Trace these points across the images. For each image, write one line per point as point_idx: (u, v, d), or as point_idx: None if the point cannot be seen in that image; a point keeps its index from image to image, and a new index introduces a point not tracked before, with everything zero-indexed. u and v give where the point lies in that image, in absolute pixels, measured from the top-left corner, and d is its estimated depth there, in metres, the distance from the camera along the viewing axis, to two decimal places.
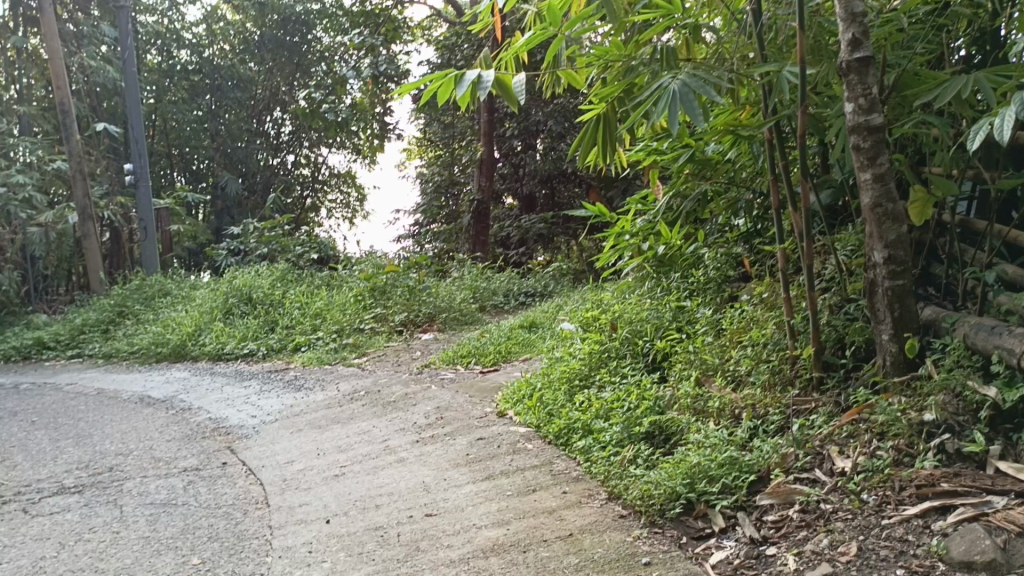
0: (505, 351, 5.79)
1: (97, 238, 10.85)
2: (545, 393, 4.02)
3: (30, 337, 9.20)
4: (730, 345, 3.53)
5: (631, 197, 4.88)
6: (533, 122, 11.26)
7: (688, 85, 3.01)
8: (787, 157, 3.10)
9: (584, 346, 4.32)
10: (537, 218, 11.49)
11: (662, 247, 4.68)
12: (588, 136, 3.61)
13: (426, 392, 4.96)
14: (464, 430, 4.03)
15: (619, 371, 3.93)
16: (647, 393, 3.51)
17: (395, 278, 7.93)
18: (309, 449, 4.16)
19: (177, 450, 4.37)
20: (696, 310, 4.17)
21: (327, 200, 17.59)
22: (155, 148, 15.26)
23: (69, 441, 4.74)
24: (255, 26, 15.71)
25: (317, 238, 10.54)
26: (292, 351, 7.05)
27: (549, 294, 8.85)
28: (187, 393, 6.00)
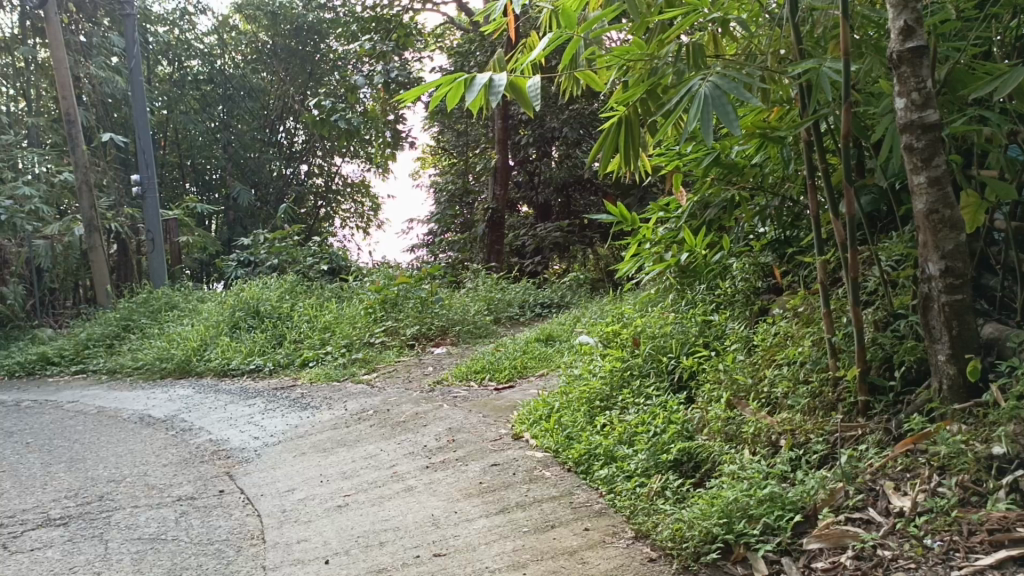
0: (521, 366, 5.53)
1: (103, 251, 10.74)
2: (564, 415, 3.75)
3: (35, 353, 9.11)
4: (763, 364, 3.26)
5: (652, 204, 4.65)
6: (547, 129, 11.01)
7: (720, 88, 2.75)
8: (827, 159, 2.82)
9: (604, 363, 4.06)
10: (553, 226, 11.23)
11: (685, 256, 4.43)
12: (611, 141, 3.25)
13: (437, 412, 4.70)
14: (476, 454, 3.76)
15: (642, 391, 3.66)
16: (674, 416, 3.24)
17: (407, 289, 7.66)
18: (312, 475, 3.93)
19: (173, 476, 4.23)
20: (724, 325, 3.89)
21: (342, 210, 17.33)
22: (166, 158, 15.16)
23: (61, 466, 4.58)
24: (267, 36, 15.74)
25: (328, 249, 10.35)
26: (300, 366, 6.83)
27: (566, 304, 8.57)
28: (189, 413, 5.82)
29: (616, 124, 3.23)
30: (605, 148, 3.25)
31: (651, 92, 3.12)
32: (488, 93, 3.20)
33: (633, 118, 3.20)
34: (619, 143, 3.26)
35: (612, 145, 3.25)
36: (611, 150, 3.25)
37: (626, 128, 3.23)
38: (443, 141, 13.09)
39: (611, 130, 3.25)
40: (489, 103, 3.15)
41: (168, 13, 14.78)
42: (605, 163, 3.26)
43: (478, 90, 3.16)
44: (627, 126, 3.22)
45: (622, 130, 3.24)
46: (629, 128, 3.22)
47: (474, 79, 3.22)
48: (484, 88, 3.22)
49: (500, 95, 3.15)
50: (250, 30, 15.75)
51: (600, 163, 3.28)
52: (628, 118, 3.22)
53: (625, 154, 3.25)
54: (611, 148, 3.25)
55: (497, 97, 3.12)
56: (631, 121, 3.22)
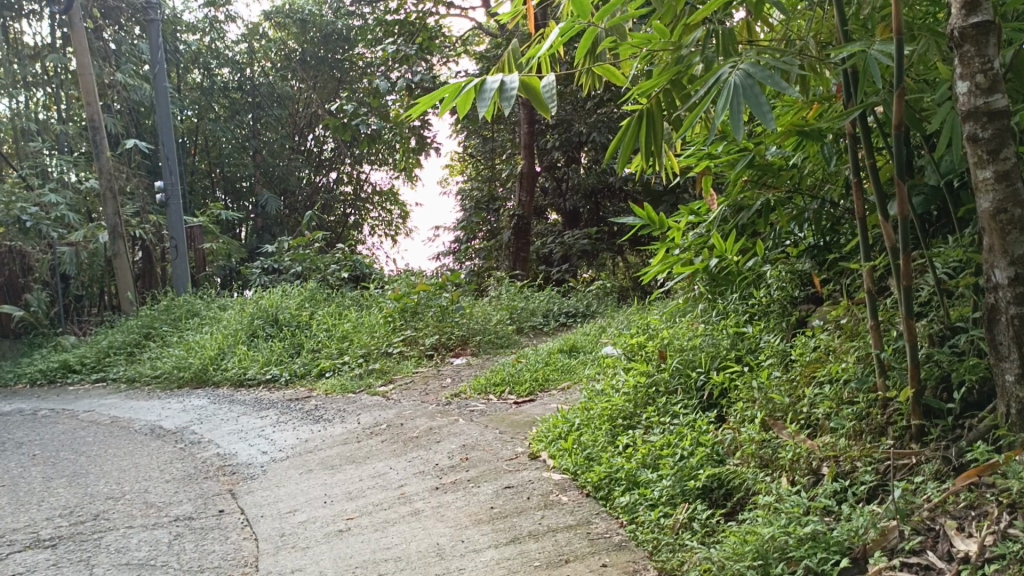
0: (542, 378, 5.27)
1: (127, 258, 10.65)
2: (585, 434, 3.48)
3: (57, 360, 9.03)
4: (802, 382, 2.96)
5: (681, 207, 4.36)
6: (575, 133, 10.75)
7: (751, 77, 2.41)
8: (876, 154, 2.52)
9: (629, 377, 3.78)
10: (581, 233, 10.95)
11: (716, 262, 4.13)
12: (629, 137, 2.93)
13: (452, 427, 4.45)
14: (489, 475, 3.50)
15: (669, 410, 3.38)
16: (704, 438, 2.96)
17: (427, 297, 7.41)
18: (317, 495, 3.69)
19: (174, 493, 4.00)
20: (759, 337, 3.60)
21: (370, 218, 17.17)
22: (196, 166, 15.09)
23: (62, 480, 4.39)
24: (297, 44, 15.38)
25: (352, 256, 10.16)
26: (316, 376, 6.62)
27: (592, 314, 8.28)
28: (200, 425, 5.62)
29: (635, 118, 2.93)
30: (624, 145, 2.94)
31: (675, 83, 2.82)
32: (499, 99, 2.94)
33: (655, 113, 2.90)
34: (639, 139, 2.94)
35: (630, 141, 2.92)
36: (629, 146, 2.93)
37: (646, 122, 2.92)
38: (470, 148, 12.88)
39: (631, 125, 2.94)
40: (499, 111, 2.88)
41: (198, 21, 14.72)
42: (624, 163, 2.95)
43: (487, 97, 2.89)
44: (648, 120, 2.91)
45: (642, 123, 2.93)
46: (650, 121, 2.91)
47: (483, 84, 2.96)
48: (495, 93, 2.96)
49: (511, 101, 2.88)
50: (279, 37, 15.42)
51: (619, 162, 2.98)
52: (650, 111, 2.91)
53: (646, 152, 2.93)
54: (630, 145, 2.94)
55: (507, 105, 2.85)
56: (653, 114, 2.91)
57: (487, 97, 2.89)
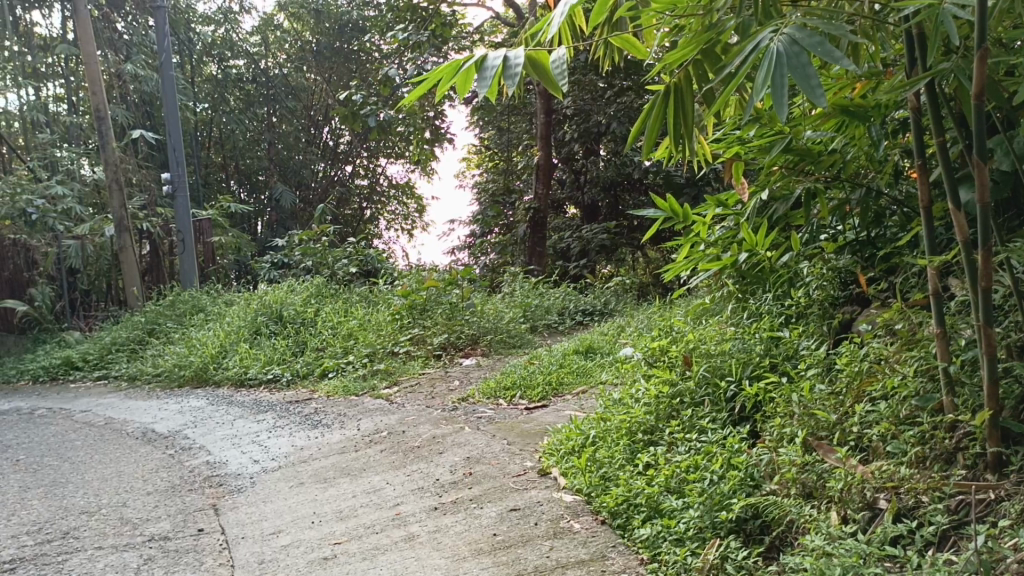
0: (555, 382, 4.92)
1: (134, 252, 10.39)
2: (600, 450, 3.11)
3: (59, 357, 8.81)
4: (849, 397, 2.60)
5: (709, 198, 4.00)
6: (594, 124, 10.39)
7: (798, 43, 1.99)
8: (945, 132, 2.13)
9: (651, 384, 3.41)
10: (599, 228, 10.55)
11: (745, 258, 3.70)
12: (655, 116, 2.54)
13: (456, 436, 4.10)
14: (494, 494, 3.15)
15: (694, 423, 3.01)
16: (735, 459, 2.59)
17: (436, 294, 7.08)
18: (305, 513, 3.36)
19: (153, 508, 3.67)
20: (796, 343, 3.22)
21: (386, 212, 16.92)
22: (210, 160, 14.82)
23: (38, 491, 4.09)
24: (312, 35, 15.10)
25: (363, 250, 9.83)
26: (319, 376, 6.30)
27: (610, 312, 7.92)
28: (193, 428, 5.32)
29: (661, 95, 2.54)
30: (648, 125, 2.55)
31: (707, 52, 2.44)
32: (503, 76, 2.58)
33: (684, 86, 2.51)
34: (666, 118, 2.56)
35: (656, 120, 2.53)
36: (655, 126, 2.54)
37: (674, 98, 2.53)
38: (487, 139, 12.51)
39: (656, 102, 2.56)
40: (503, 91, 2.52)
41: (214, 13, 14.37)
42: (649, 146, 2.56)
43: (488, 76, 2.54)
44: (676, 96, 2.53)
45: (669, 100, 2.54)
46: (678, 97, 2.52)
47: (484, 61, 2.61)
48: (499, 71, 2.61)
49: (516, 79, 2.52)
50: (295, 28, 15.22)
51: (643, 144, 2.59)
52: (677, 86, 2.53)
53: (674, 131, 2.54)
54: (656, 125, 2.55)
55: (511, 83, 2.49)
56: (682, 90, 2.52)
57: (488, 76, 2.53)
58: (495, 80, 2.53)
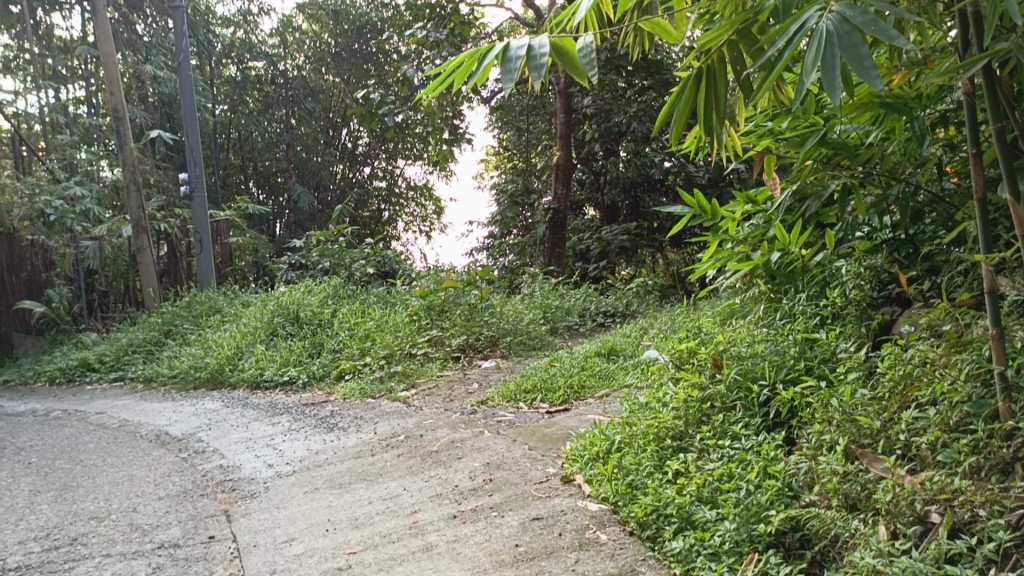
0: (578, 385, 4.77)
1: (151, 252, 10.34)
2: (626, 457, 2.97)
3: (76, 358, 8.77)
4: (894, 403, 2.47)
5: (737, 193, 3.86)
6: (614, 123, 10.24)
7: (849, 21, 1.85)
8: (1006, 116, 1.99)
9: (679, 388, 3.26)
10: (620, 229, 10.40)
11: (778, 256, 3.56)
12: (685, 100, 2.41)
13: (475, 441, 3.97)
14: (515, 502, 3.02)
15: (726, 429, 2.87)
16: (772, 467, 2.46)
17: (455, 295, 6.97)
18: (318, 520, 3.24)
19: (164, 514, 3.57)
20: (833, 345, 3.07)
21: (404, 214, 16.84)
22: (229, 161, 14.80)
23: (48, 495, 4.00)
24: (330, 36, 15.12)
25: (381, 251, 9.72)
26: (336, 378, 6.20)
27: (632, 313, 7.76)
28: (208, 431, 5.23)
29: (692, 79, 2.40)
30: (678, 110, 2.43)
31: (744, 34, 2.31)
32: (527, 66, 2.46)
33: (718, 68, 2.37)
34: (698, 103, 2.42)
35: (687, 105, 2.40)
36: (686, 111, 2.42)
37: (706, 81, 2.39)
38: (505, 140, 12.39)
39: (687, 86, 2.42)
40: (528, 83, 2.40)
41: (232, 14, 14.42)
42: (679, 133, 2.44)
43: (512, 67, 2.40)
44: (708, 79, 2.39)
45: (700, 84, 2.40)
46: (711, 80, 2.39)
47: (507, 50, 2.47)
48: (522, 61, 2.48)
49: (542, 70, 2.39)
50: (313, 30, 15.17)
51: (673, 131, 2.47)
52: (709, 68, 2.39)
53: (706, 117, 2.41)
54: (687, 110, 2.42)
55: (538, 76, 2.37)
56: (716, 73, 2.38)
57: (513, 66, 2.40)
58: (520, 72, 2.39)
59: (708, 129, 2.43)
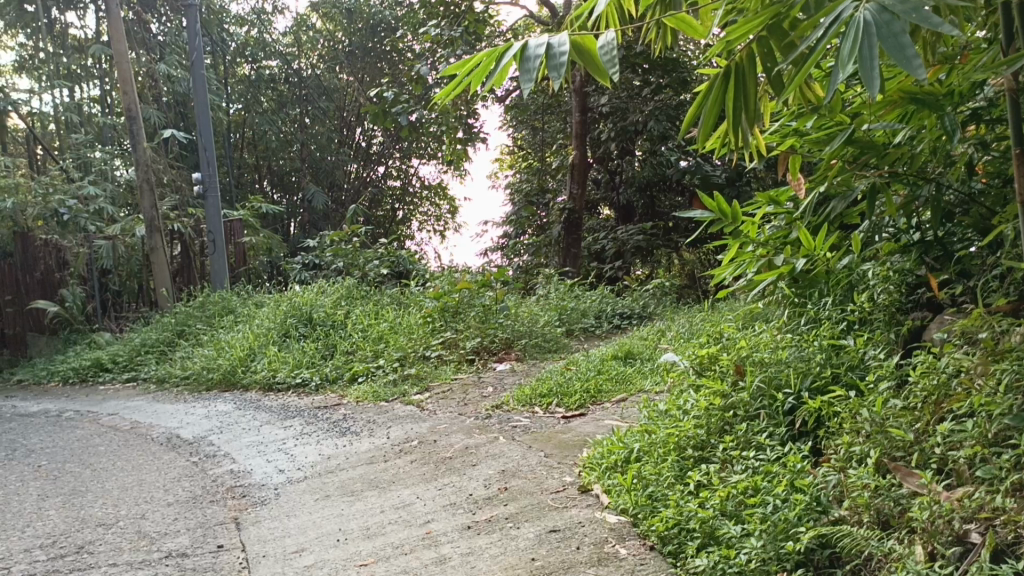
0: (595, 390, 4.68)
1: (165, 252, 10.31)
2: (646, 467, 2.87)
3: (90, 358, 8.74)
4: (928, 413, 2.38)
5: (760, 194, 3.76)
6: (629, 122, 10.04)
7: (889, 9, 1.74)
8: None
9: (700, 395, 3.16)
10: (635, 229, 10.28)
11: (802, 260, 3.46)
12: (713, 99, 2.31)
13: (490, 447, 3.88)
14: (531, 513, 2.93)
15: (750, 439, 2.77)
16: (800, 481, 2.36)
17: (469, 296, 6.88)
18: (329, 529, 3.16)
19: (172, 521, 3.50)
20: (862, 351, 2.98)
21: (419, 213, 16.78)
22: (244, 161, 14.78)
23: (57, 500, 3.94)
24: (344, 35, 15.06)
25: (395, 252, 9.65)
26: (348, 381, 6.12)
27: (648, 315, 7.65)
28: (219, 435, 5.16)
29: (720, 77, 2.30)
30: (706, 109, 2.33)
31: (774, 28, 2.21)
32: (546, 66, 2.35)
33: (746, 66, 2.27)
34: (726, 101, 2.32)
35: (714, 106, 2.31)
36: (713, 112, 2.32)
37: (734, 80, 2.29)
38: (520, 139, 12.28)
39: (714, 85, 2.32)
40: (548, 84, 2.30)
41: (246, 13, 14.39)
42: (706, 134, 2.34)
43: (530, 67, 2.30)
44: (736, 76, 2.29)
45: (729, 83, 2.30)
46: (740, 79, 2.28)
47: (525, 50, 2.37)
48: (540, 60, 2.37)
49: (561, 69, 2.29)
50: (327, 29, 15.10)
51: (700, 131, 2.37)
52: (738, 65, 2.29)
53: (736, 116, 2.30)
54: (714, 109, 2.32)
55: (558, 75, 2.26)
56: (744, 69, 2.28)
57: (531, 67, 2.30)
58: (539, 73, 2.29)
59: (737, 129, 2.33)
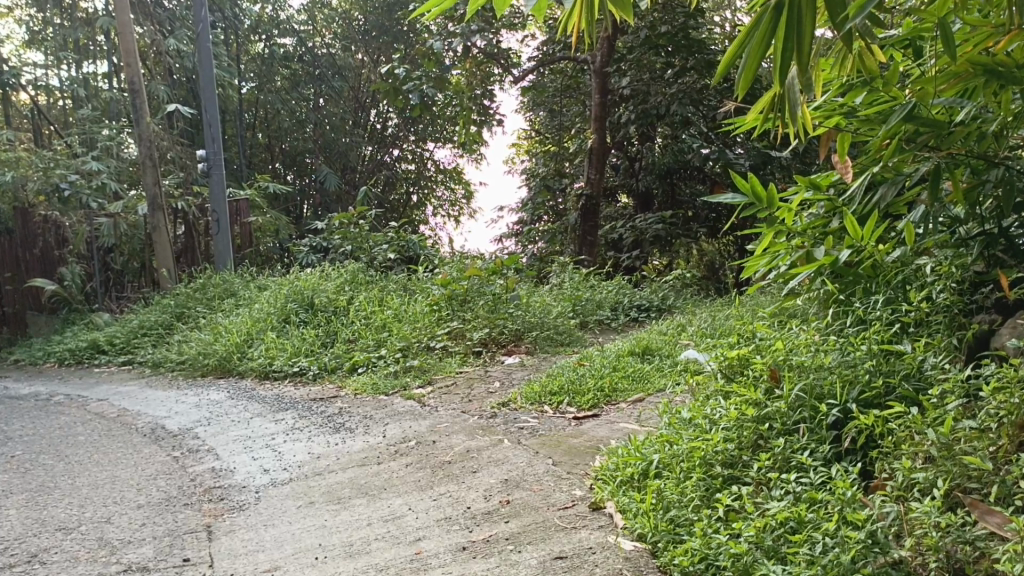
0: (609, 388, 4.31)
1: (168, 232, 9.98)
2: (667, 484, 2.51)
3: (87, 339, 8.46)
4: (1008, 438, 2.05)
5: (799, 179, 3.38)
6: (651, 105, 9.62)
7: None
8: None
9: (730, 404, 2.79)
10: (654, 217, 9.87)
11: (849, 253, 3.09)
12: (760, 36, 1.98)
13: (493, 452, 3.53)
14: (533, 533, 2.58)
15: (788, 458, 2.41)
16: (854, 514, 2.01)
17: (478, 284, 6.52)
18: (307, 545, 2.81)
19: (139, 527, 3.16)
20: (920, 358, 2.62)
21: (434, 198, 16.45)
22: (256, 140, 14.44)
23: (20, 498, 3.63)
24: (360, 14, 14.64)
25: (405, 236, 9.28)
26: (348, 371, 5.78)
27: (668, 308, 7.27)
28: (207, 427, 4.83)
29: (770, 10, 1.93)
30: (750, 49, 2.01)
31: None
32: None
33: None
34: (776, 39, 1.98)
35: (760, 43, 1.98)
36: (760, 50, 1.99)
37: (786, 14, 1.90)
38: (538, 123, 11.85)
39: (762, 21, 1.97)
40: None
41: None
42: (750, 77, 2.04)
43: None
44: (790, 12, 1.88)
45: (780, 17, 1.93)
46: (793, 14, 1.89)
47: None
48: None
49: None
50: (343, 7, 14.62)
51: (743, 74, 2.07)
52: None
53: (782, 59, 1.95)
54: (759, 52, 2.00)
55: None
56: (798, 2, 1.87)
57: None
58: None
59: (784, 78, 1.99)
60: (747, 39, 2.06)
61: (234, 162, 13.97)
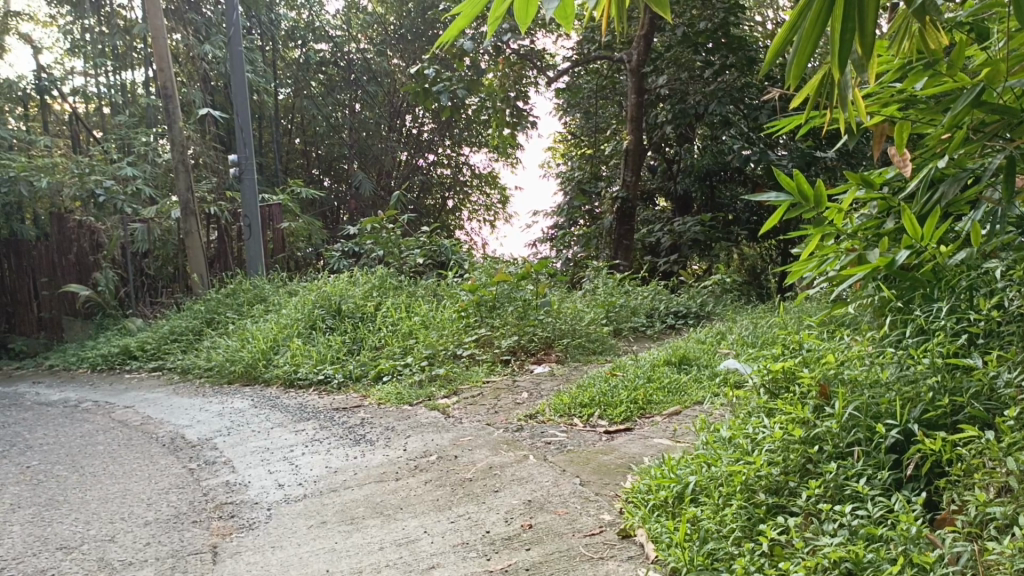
0: (643, 399, 4.07)
1: (200, 237, 9.92)
2: (703, 510, 2.27)
3: (118, 345, 8.40)
4: None
5: (850, 174, 3.13)
6: (690, 105, 9.33)
7: None
8: None
9: (774, 423, 2.54)
10: (693, 220, 9.56)
11: (906, 254, 2.84)
12: (811, 21, 1.71)
13: (518, 469, 3.31)
14: (554, 563, 2.35)
15: (842, 486, 2.17)
16: (923, 557, 1.77)
17: (508, 290, 6.30)
18: (313, 570, 2.61)
19: (142, 547, 2.98)
20: (992, 374, 2.35)
21: (469, 203, 16.30)
22: (291, 145, 14.39)
23: (27, 513, 3.48)
24: (395, 18, 14.49)
25: (437, 241, 9.09)
26: (373, 379, 5.59)
27: (707, 315, 6.98)
28: (226, 437, 4.68)
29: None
30: (801, 35, 1.75)
31: None
32: None
33: None
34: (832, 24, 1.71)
35: (812, 28, 1.71)
36: (811, 37, 1.73)
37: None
38: (574, 125, 11.60)
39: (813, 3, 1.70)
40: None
41: None
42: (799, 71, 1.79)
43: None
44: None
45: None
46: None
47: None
48: None
49: None
50: (378, 12, 14.49)
51: (792, 66, 1.81)
52: None
53: (841, 46, 1.70)
54: (811, 40, 1.74)
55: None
56: None
57: None
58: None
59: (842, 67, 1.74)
60: (796, 21, 1.79)
61: (269, 167, 13.92)
